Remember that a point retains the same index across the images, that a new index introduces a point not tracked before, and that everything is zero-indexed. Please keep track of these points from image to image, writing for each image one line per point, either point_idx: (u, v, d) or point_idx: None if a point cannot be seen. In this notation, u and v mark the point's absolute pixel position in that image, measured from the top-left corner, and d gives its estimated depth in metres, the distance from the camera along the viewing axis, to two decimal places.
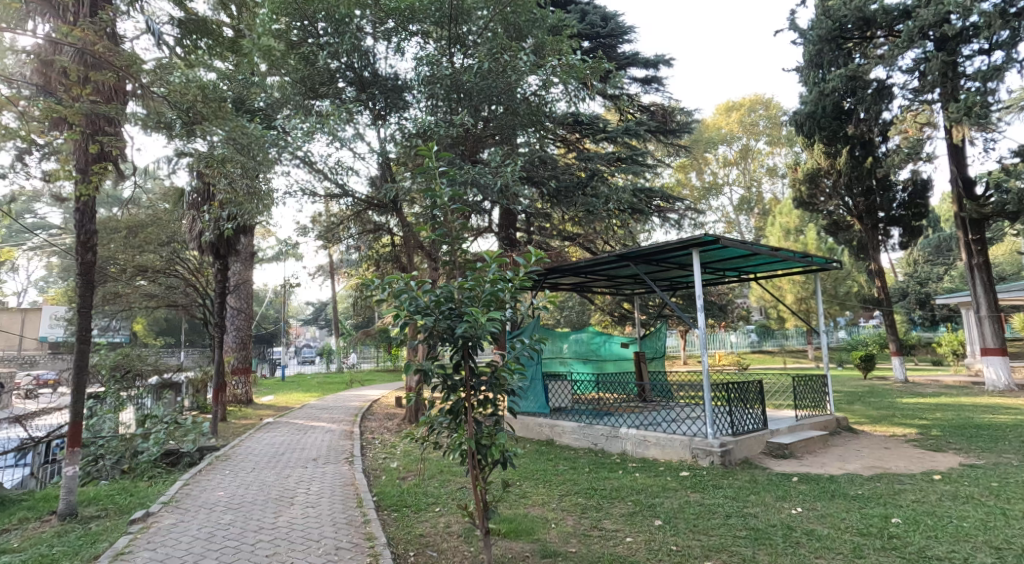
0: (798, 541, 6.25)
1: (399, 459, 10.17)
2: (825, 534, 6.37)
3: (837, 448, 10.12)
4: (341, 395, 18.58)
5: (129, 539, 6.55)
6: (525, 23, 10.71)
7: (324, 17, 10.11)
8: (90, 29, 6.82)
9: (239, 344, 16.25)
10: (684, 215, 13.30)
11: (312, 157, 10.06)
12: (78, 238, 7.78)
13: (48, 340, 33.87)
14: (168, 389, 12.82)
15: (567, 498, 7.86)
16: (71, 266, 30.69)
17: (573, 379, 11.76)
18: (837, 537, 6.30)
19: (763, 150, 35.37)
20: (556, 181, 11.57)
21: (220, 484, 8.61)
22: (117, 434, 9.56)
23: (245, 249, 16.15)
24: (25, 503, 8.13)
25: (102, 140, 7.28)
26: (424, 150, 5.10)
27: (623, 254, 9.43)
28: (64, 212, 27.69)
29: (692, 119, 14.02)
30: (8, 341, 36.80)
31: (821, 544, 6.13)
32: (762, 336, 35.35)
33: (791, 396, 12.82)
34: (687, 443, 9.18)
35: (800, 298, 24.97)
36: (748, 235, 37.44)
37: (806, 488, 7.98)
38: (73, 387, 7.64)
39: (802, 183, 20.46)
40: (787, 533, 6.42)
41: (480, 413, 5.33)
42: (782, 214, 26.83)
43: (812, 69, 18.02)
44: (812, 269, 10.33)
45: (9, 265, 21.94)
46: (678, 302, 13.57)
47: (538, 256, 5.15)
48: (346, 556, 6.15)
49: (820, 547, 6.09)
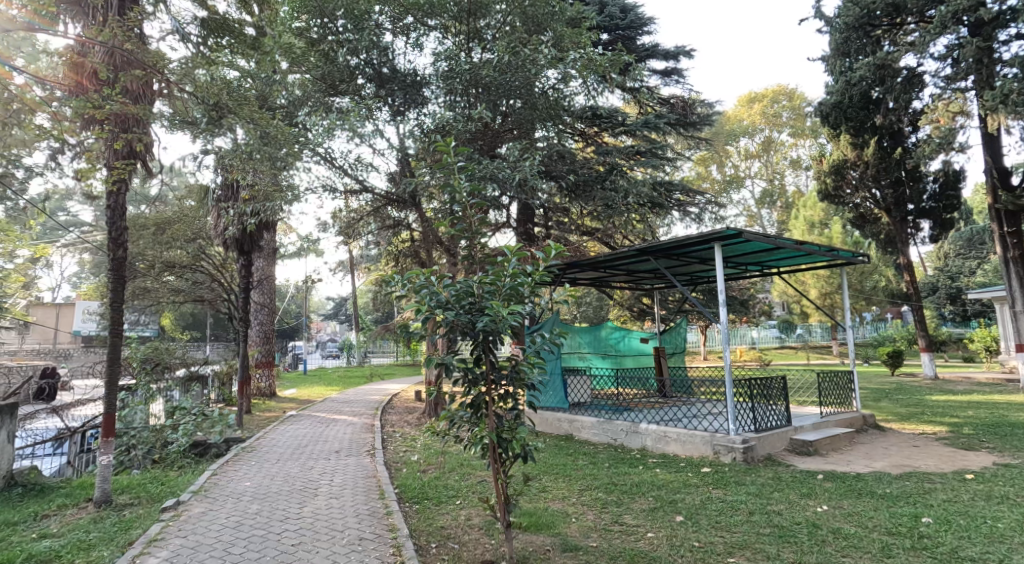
0: (824, 539, 6.15)
1: (419, 452, 10.30)
2: (852, 532, 6.26)
3: (864, 446, 9.92)
4: (361, 389, 18.85)
5: (161, 526, 6.77)
6: (544, 15, 10.46)
7: (344, 14, 10.16)
8: (119, 29, 7.03)
9: (263, 338, 16.59)
10: (705, 209, 13.06)
11: (332, 153, 10.15)
12: (109, 235, 7.99)
13: (81, 334, 35.27)
14: (196, 382, 13.18)
15: (588, 493, 7.86)
16: (102, 262, 31.79)
17: (592, 373, 11.69)
18: (866, 536, 6.19)
19: (786, 142, 34.62)
20: (576, 175, 11.28)
21: (247, 475, 8.84)
22: (148, 425, 9.83)
23: (267, 245, 16.47)
24: (63, 490, 8.44)
25: (131, 139, 7.51)
26: (444, 145, 5.20)
27: (643, 248, 9.33)
28: (94, 210, 28.64)
29: (713, 111, 13.83)
30: (43, 334, 38.33)
31: (849, 543, 6.03)
32: (785, 331, 34.83)
33: (816, 393, 12.62)
34: (708, 439, 9.11)
35: (825, 293, 24.49)
36: (771, 229, 36.81)
37: (832, 486, 7.84)
38: (106, 381, 7.89)
39: (828, 175, 19.95)
40: (813, 531, 6.32)
41: (500, 407, 5.37)
42: (807, 207, 26.29)
43: (838, 57, 17.61)
44: (837, 263, 10.11)
45: (43, 262, 22.88)
46: (699, 297, 13.40)
47: (559, 250, 5.17)
48: (370, 546, 6.26)
49: (847, 545, 6.00)
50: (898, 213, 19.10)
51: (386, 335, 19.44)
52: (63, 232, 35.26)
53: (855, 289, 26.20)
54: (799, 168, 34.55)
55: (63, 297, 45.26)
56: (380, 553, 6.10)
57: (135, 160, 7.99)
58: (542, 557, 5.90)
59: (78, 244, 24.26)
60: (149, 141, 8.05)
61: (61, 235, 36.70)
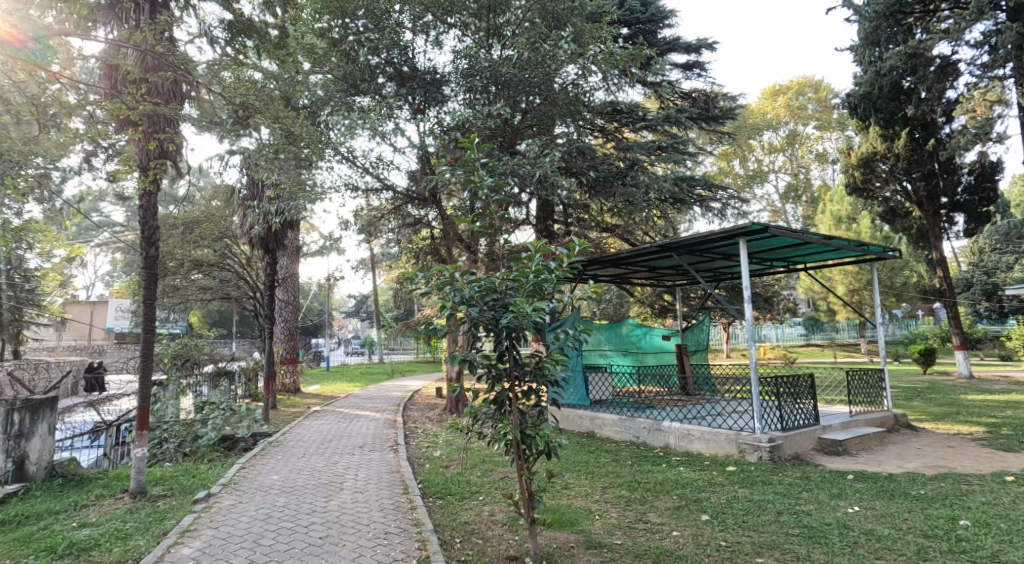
0: (857, 541, 6.02)
1: (442, 448, 10.39)
2: (885, 534, 6.12)
3: (896, 446, 9.67)
4: (383, 386, 19.06)
5: (193, 518, 6.97)
6: (564, 11, 10.38)
7: (365, 14, 10.23)
8: (151, 33, 7.25)
9: (287, 335, 16.90)
10: (728, 204, 12.88)
11: (353, 153, 10.27)
12: (142, 234, 8.20)
13: (114, 330, 36.47)
14: (224, 377, 13.51)
15: (611, 491, 7.81)
16: (133, 261, 32.81)
17: (613, 371, 11.60)
18: (899, 538, 6.04)
19: (813, 135, 33.82)
20: (596, 171, 11.35)
21: (274, 469, 9.02)
22: (179, 419, 10.12)
23: (291, 243, 16.76)
24: (100, 481, 8.75)
25: (161, 139, 7.74)
26: (466, 142, 5.20)
27: (665, 244, 9.21)
28: (124, 210, 29.51)
29: (735, 105, 13.57)
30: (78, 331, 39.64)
31: (882, 545, 5.90)
32: (810, 328, 34.14)
33: (845, 391, 12.34)
34: (734, 438, 8.97)
35: (853, 289, 23.93)
36: (797, 224, 36.05)
37: (864, 486, 7.65)
38: (140, 375, 8.12)
39: (856, 168, 19.34)
40: (844, 532, 6.19)
41: (523, 404, 5.36)
42: (834, 201, 25.66)
43: (868, 47, 17.18)
44: (867, 258, 9.87)
45: (77, 262, 23.65)
46: (722, 294, 13.21)
47: (581, 246, 5.16)
48: (395, 540, 6.35)
49: (881, 547, 5.86)
50: (930, 206, 18.41)
51: (407, 333, 19.68)
52: (97, 232, 36.53)
53: (885, 285, 25.53)
54: (826, 162, 33.78)
55: (97, 296, 46.77)
56: (405, 548, 6.16)
57: (166, 160, 8.18)
58: (566, 554, 5.89)
59: (110, 243, 25.12)
60: (179, 142, 8.26)
61: (95, 235, 38.08)
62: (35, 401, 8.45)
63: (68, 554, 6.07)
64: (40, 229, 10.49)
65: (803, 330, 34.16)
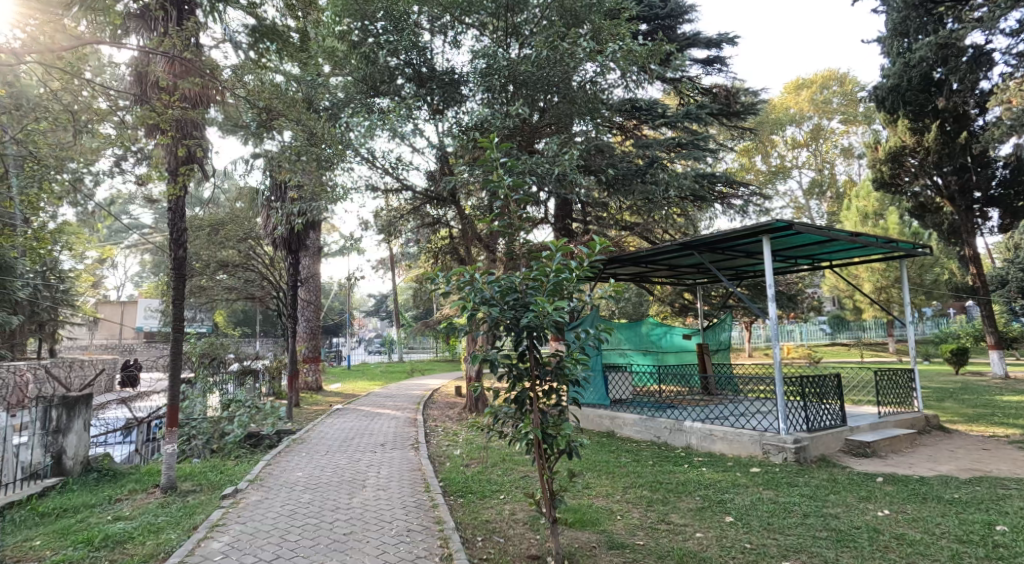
0: (887, 545, 5.88)
1: (462, 446, 10.44)
2: (917, 539, 5.96)
3: (927, 449, 9.41)
4: (402, 384, 19.22)
5: (222, 513, 7.13)
6: (581, 9, 10.34)
7: (384, 16, 10.30)
8: (179, 39, 7.46)
9: (310, 334, 17.17)
10: (750, 200, 12.70)
11: (373, 154, 10.36)
12: (171, 236, 8.33)
13: (143, 329, 37.37)
14: (250, 376, 13.78)
15: (633, 491, 7.76)
16: (161, 261, 33.60)
17: (633, 370, 11.50)
18: (932, 543, 5.89)
19: (837, 130, 33.08)
20: (614, 168, 11.18)
21: (299, 466, 9.19)
22: (206, 416, 10.35)
23: (313, 244, 17.08)
24: (133, 476, 9.00)
25: (189, 143, 7.93)
26: (485, 141, 5.20)
27: (686, 242, 9.10)
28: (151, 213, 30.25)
29: (757, 100, 13.32)
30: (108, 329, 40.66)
31: (914, 550, 5.75)
32: (835, 327, 33.45)
33: (874, 391, 12.06)
34: (757, 438, 8.83)
35: (883, 287, 23.35)
36: (821, 221, 35.29)
37: (893, 489, 7.46)
38: (169, 374, 8.31)
39: (884, 163, 18.75)
40: (874, 536, 6.05)
41: (544, 403, 5.35)
42: (860, 197, 25.04)
43: (896, 38, 17.32)
44: (895, 255, 9.61)
45: (107, 264, 24.31)
46: (745, 292, 13.02)
47: (602, 245, 5.12)
48: (418, 537, 6.40)
49: (912, 552, 5.72)
50: (963, 201, 17.78)
51: (426, 332, 19.80)
52: (126, 234, 37.51)
53: (916, 282, 24.86)
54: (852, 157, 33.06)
55: (128, 297, 48.11)
56: (428, 545, 6.22)
57: (194, 164, 8.33)
58: (588, 554, 5.86)
59: (139, 244, 25.87)
60: (206, 146, 8.45)
61: (125, 237, 39.37)
62: (72, 398, 8.75)
63: (104, 546, 6.24)
64: (73, 232, 10.84)
65: (828, 329, 33.46)
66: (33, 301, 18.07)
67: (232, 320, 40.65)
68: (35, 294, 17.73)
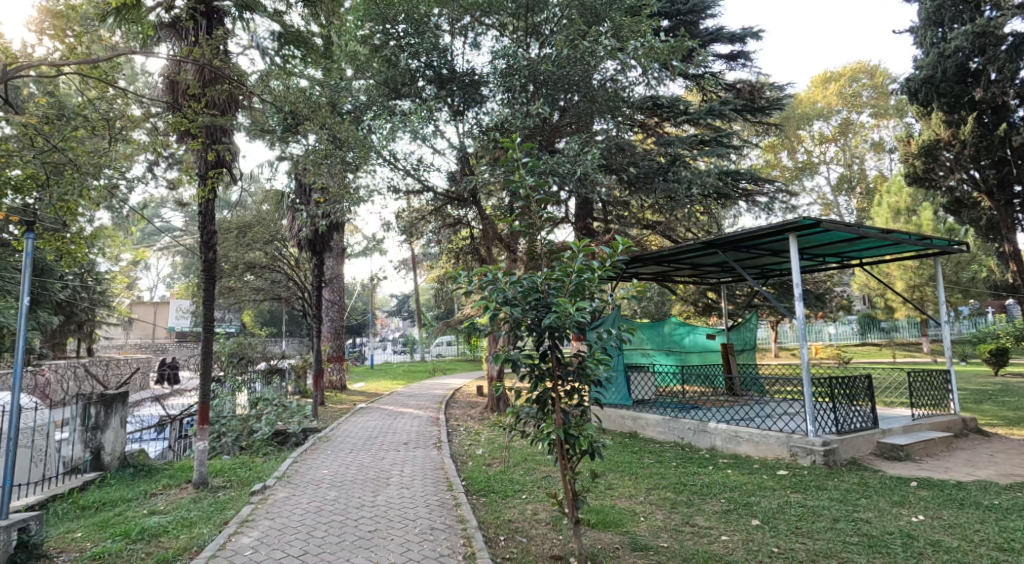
0: (921, 551, 5.71)
1: (484, 446, 10.46)
2: (954, 546, 5.77)
3: (965, 453, 9.09)
4: (425, 384, 19.36)
5: (251, 508, 7.29)
6: (602, 7, 10.26)
7: (405, 18, 10.40)
8: (208, 48, 7.71)
9: (334, 334, 17.47)
10: (776, 197, 12.46)
11: (395, 156, 10.45)
12: (200, 239, 8.43)
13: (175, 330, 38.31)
14: (276, 375, 14.05)
15: (656, 492, 7.67)
16: (192, 263, 34.48)
17: (656, 370, 11.40)
18: (970, 550, 5.69)
19: (868, 124, 32.15)
20: (636, 167, 11.05)
21: (325, 463, 9.33)
22: (236, 414, 10.62)
23: (336, 245, 17.42)
24: (167, 471, 9.27)
25: (217, 148, 8.14)
26: (507, 141, 5.18)
27: (709, 241, 8.95)
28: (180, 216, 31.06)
29: (783, 95, 13.04)
30: (143, 329, 41.79)
31: (950, 557, 5.57)
32: (864, 327, 32.03)
33: (907, 392, 11.71)
34: (784, 440, 8.65)
35: (921, 285, 22.61)
36: (852, 218, 34.39)
37: (928, 494, 7.23)
38: (200, 372, 8.52)
39: (916, 157, 17.85)
40: (908, 542, 5.88)
41: (566, 403, 5.31)
42: (891, 193, 24.32)
43: (929, 28, 17.07)
44: (929, 252, 9.32)
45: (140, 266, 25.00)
46: (771, 291, 12.78)
47: (624, 245, 5.08)
48: (441, 536, 6.45)
49: (947, 559, 5.54)
50: (1002, 196, 16.53)
51: (447, 332, 19.91)
52: (157, 237, 38.64)
53: (953, 280, 24.02)
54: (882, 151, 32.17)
55: (160, 298, 49.46)
56: (451, 544, 6.26)
57: (223, 168, 8.47)
58: (611, 555, 5.83)
59: (170, 246, 26.52)
60: (234, 151, 8.63)
61: (157, 240, 40.53)
62: (109, 396, 9.03)
63: (141, 539, 6.41)
64: (108, 235, 11.21)
65: (857, 328, 32.31)
66: (72, 302, 18.74)
67: (260, 320, 41.43)
68: (73, 295, 18.35)
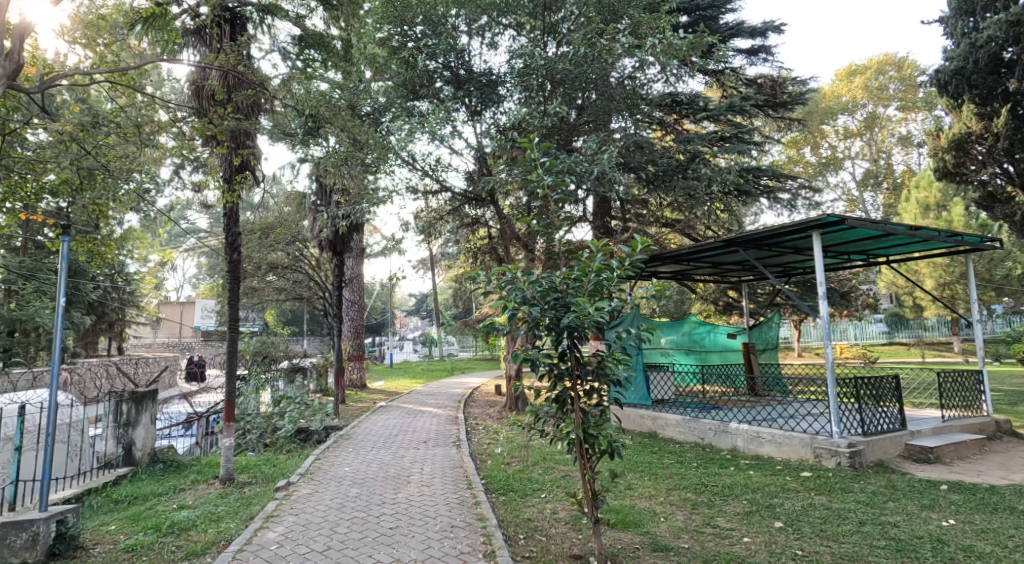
0: (952, 556, 5.56)
1: (503, 445, 10.48)
2: (987, 552, 5.61)
3: (998, 456, 8.81)
4: (445, 383, 19.44)
5: (276, 504, 7.43)
6: (619, 4, 10.17)
7: (422, 20, 10.51)
8: (233, 54, 7.89)
9: (353, 332, 17.87)
10: (798, 194, 12.25)
11: (413, 157, 10.51)
12: (226, 240, 8.58)
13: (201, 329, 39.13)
14: (299, 373, 14.27)
15: (677, 493, 7.59)
16: (218, 264, 35.24)
17: (676, 370, 11.29)
18: (1004, 556, 5.52)
19: (894, 118, 31.34)
20: (656, 165, 10.92)
21: (347, 461, 9.45)
22: (260, 412, 10.82)
23: (356, 246, 17.64)
24: (194, 467, 9.48)
25: (242, 151, 8.31)
26: (524, 141, 5.15)
27: (730, 239, 8.82)
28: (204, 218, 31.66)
29: (806, 89, 12.81)
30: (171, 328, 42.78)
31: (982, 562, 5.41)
32: (893, 326, 31.22)
33: (937, 393, 11.40)
34: (809, 442, 8.49)
35: (955, 283, 21.95)
36: (879, 214, 33.60)
37: (960, 498, 7.02)
38: (225, 371, 8.68)
39: (946, 151, 17.10)
40: (938, 547, 5.73)
41: (585, 403, 5.27)
42: (920, 188, 23.65)
43: (960, 17, 16.60)
44: (960, 250, 9.06)
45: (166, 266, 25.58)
46: (795, 290, 12.55)
47: (643, 244, 5.03)
48: (461, 533, 6.48)
49: None
50: None
51: (465, 331, 19.99)
52: (182, 237, 39.50)
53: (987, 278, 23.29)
54: (910, 146, 31.31)
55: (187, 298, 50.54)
56: (471, 541, 6.29)
57: (246, 170, 8.62)
58: (631, 555, 5.79)
59: (196, 247, 27.10)
60: (257, 154, 8.77)
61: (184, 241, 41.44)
62: (140, 393, 9.25)
63: (171, 533, 6.57)
64: (137, 236, 11.50)
65: (884, 327, 31.52)
66: (103, 302, 19.29)
67: (282, 320, 42.08)
68: (104, 295, 18.85)
